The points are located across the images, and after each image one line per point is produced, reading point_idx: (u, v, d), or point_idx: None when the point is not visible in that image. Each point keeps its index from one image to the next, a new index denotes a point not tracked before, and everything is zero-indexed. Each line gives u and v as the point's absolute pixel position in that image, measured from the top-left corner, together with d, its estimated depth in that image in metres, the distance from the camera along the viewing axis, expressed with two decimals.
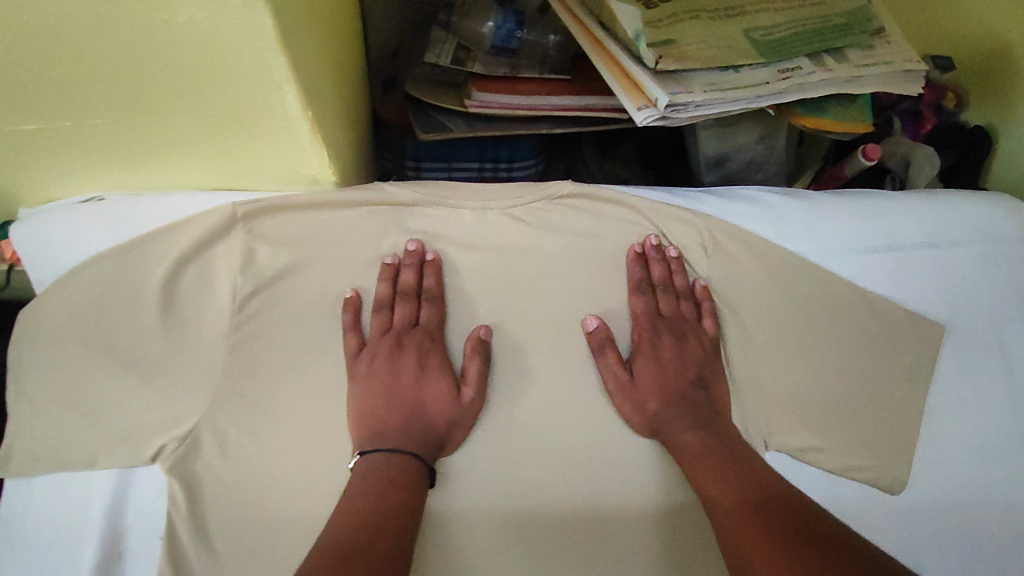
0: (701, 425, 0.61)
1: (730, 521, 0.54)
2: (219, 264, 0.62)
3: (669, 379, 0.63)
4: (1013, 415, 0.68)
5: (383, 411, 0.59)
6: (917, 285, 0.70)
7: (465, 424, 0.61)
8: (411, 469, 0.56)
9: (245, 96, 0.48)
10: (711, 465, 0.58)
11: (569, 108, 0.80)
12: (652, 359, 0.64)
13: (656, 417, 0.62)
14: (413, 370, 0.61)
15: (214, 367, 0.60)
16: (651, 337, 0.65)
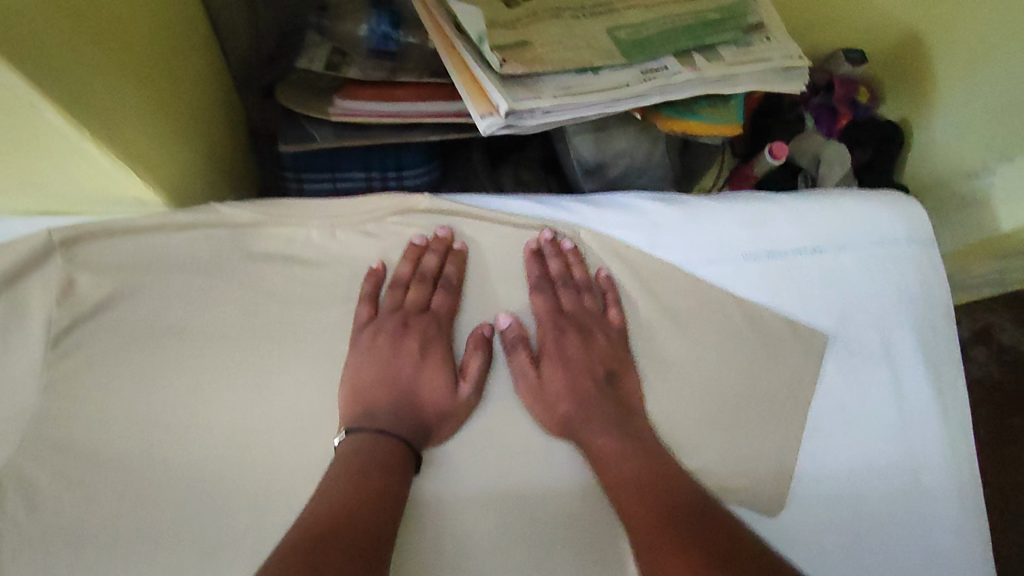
0: (616, 425, 0.58)
1: (640, 517, 0.51)
2: (35, 297, 0.57)
3: (579, 377, 0.60)
4: (897, 426, 0.65)
5: (379, 379, 0.57)
6: (800, 294, 0.66)
7: (454, 420, 0.58)
8: (388, 455, 0.53)
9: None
10: (622, 459, 0.56)
11: (444, 115, 0.75)
12: (558, 359, 0.61)
13: (565, 418, 0.59)
14: (415, 343, 0.59)
15: (26, 411, 0.55)
16: (557, 334, 0.62)
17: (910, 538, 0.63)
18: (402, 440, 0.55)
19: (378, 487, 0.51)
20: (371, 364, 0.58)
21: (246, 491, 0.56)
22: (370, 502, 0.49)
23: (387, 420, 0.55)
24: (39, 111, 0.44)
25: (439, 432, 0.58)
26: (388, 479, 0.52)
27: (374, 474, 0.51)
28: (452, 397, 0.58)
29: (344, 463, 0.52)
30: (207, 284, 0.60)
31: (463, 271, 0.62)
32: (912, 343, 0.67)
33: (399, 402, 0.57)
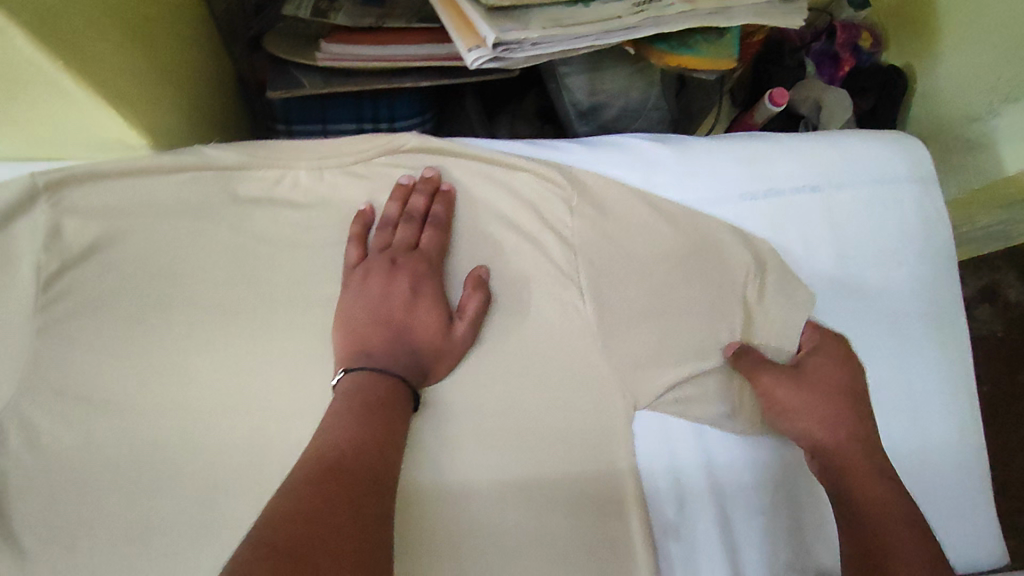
0: (870, 456, 0.57)
1: (885, 512, 0.54)
2: (23, 243, 0.56)
3: (847, 400, 0.59)
4: (896, 366, 0.65)
5: (372, 318, 0.56)
6: (800, 234, 0.65)
7: (450, 358, 0.57)
8: (390, 395, 0.52)
9: None
10: (873, 475, 0.56)
11: (428, 58, 0.72)
12: (817, 377, 0.60)
13: (829, 453, 0.58)
14: (406, 282, 0.57)
15: (20, 354, 0.55)
16: (826, 361, 0.61)
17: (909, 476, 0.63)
18: (400, 379, 0.53)
19: (370, 444, 0.48)
20: (366, 309, 0.56)
21: (240, 437, 0.56)
22: (365, 456, 0.47)
23: (380, 357, 0.54)
24: (10, 44, 0.41)
25: (429, 370, 0.56)
26: (377, 436, 0.49)
27: (362, 428, 0.48)
28: (446, 336, 0.56)
29: (333, 420, 0.49)
30: (197, 233, 0.59)
31: (451, 210, 0.61)
32: (913, 283, 0.66)
33: (388, 337, 0.55)
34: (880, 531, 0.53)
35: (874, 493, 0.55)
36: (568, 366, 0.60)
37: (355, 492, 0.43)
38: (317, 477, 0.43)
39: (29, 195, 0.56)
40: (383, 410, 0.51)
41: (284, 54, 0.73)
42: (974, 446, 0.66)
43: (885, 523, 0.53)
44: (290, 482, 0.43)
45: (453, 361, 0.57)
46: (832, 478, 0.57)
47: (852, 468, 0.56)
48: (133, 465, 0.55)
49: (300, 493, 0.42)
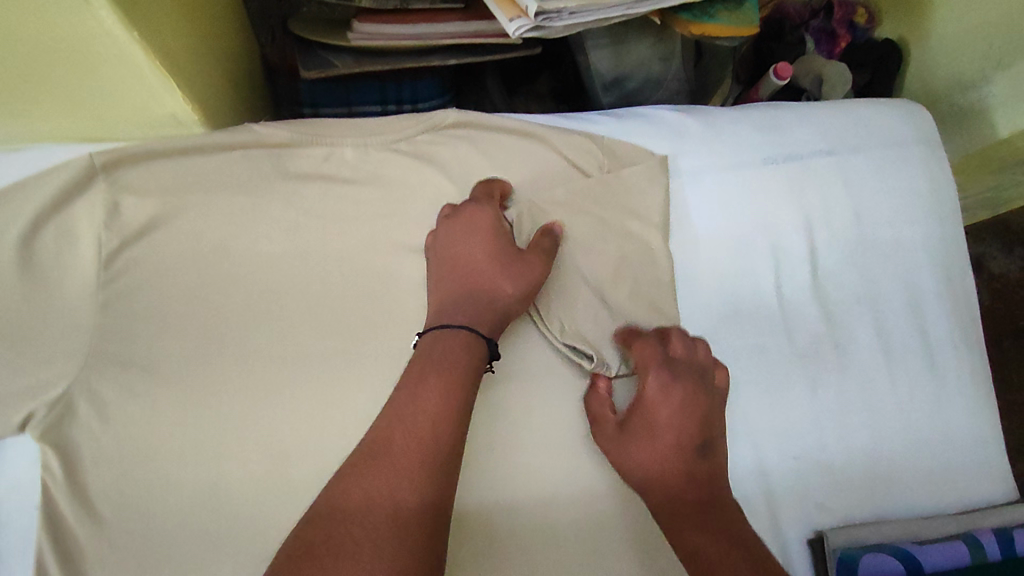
0: (699, 488, 0.52)
1: (704, 561, 0.48)
2: (83, 221, 0.58)
3: (681, 427, 0.54)
4: (914, 316, 0.68)
5: (461, 289, 0.56)
6: (817, 193, 0.69)
7: (530, 294, 0.57)
8: (464, 344, 0.52)
9: (54, 17, 0.44)
10: (696, 522, 0.51)
11: (456, 36, 0.75)
12: (659, 400, 0.55)
13: (655, 482, 0.53)
14: (483, 239, 0.58)
15: (85, 328, 0.57)
16: (664, 382, 0.55)
17: (937, 419, 0.66)
18: (490, 342, 0.53)
19: (432, 427, 0.46)
20: (455, 287, 0.56)
21: (303, 403, 0.58)
22: (424, 440, 0.45)
23: (471, 315, 0.54)
24: (92, 10, 0.44)
25: (517, 315, 0.57)
26: (438, 417, 0.47)
27: (421, 407, 0.47)
28: (523, 273, 0.57)
29: (405, 391, 0.48)
30: (252, 209, 0.61)
31: (511, 198, 0.63)
32: (923, 237, 0.70)
33: (477, 301, 0.55)
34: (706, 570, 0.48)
35: (690, 540, 0.50)
36: (609, 325, 0.63)
37: (396, 475, 0.43)
38: (360, 461, 0.44)
39: (89, 173, 0.58)
40: (454, 388, 0.49)
41: (315, 36, 0.75)
42: (984, 389, 0.68)
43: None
44: (342, 467, 0.45)
45: (536, 299, 0.58)
46: (657, 513, 0.53)
47: (672, 497, 0.52)
48: (201, 433, 0.56)
49: (344, 478, 0.43)
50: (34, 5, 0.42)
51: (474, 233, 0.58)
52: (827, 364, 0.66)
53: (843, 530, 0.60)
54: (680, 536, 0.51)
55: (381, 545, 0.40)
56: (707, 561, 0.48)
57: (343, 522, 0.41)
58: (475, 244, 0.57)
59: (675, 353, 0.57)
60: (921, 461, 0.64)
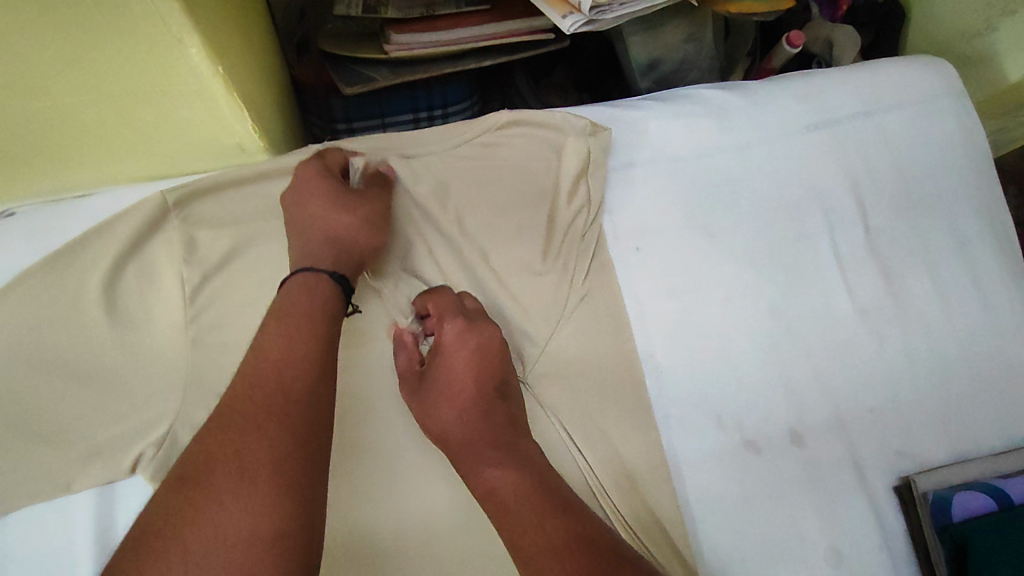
0: (501, 437, 0.54)
1: (507, 499, 0.50)
2: (162, 260, 0.59)
3: (478, 377, 0.56)
4: (965, 263, 0.71)
5: (308, 238, 0.56)
6: (861, 156, 0.71)
7: (355, 229, 0.57)
8: (311, 286, 0.53)
9: (143, 61, 0.46)
10: (495, 463, 0.52)
11: (490, 37, 0.77)
12: (450, 356, 0.56)
13: (455, 432, 0.54)
14: (309, 191, 0.58)
15: (178, 365, 0.57)
16: (457, 335, 0.57)
17: (997, 356, 0.69)
18: (333, 274, 0.55)
19: (291, 395, 0.46)
20: (297, 244, 0.56)
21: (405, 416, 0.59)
22: (285, 407, 0.45)
23: (314, 257, 0.56)
24: (182, 49, 0.46)
25: (361, 245, 0.58)
26: (301, 382, 0.47)
27: (279, 371, 0.47)
28: (340, 209, 0.57)
29: (254, 354, 0.48)
30: None
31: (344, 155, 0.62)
32: (965, 185, 0.73)
33: (314, 242, 0.56)
34: (510, 515, 0.49)
35: (484, 475, 0.52)
36: (682, 307, 0.65)
37: (252, 439, 0.43)
38: (211, 429, 0.44)
39: (162, 211, 0.58)
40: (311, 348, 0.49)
41: (351, 51, 0.76)
42: None
43: (506, 517, 0.49)
44: (195, 436, 0.44)
45: (377, 229, 0.59)
46: (456, 460, 0.54)
47: (484, 445, 0.53)
48: None
49: (199, 444, 0.43)
50: (129, 48, 0.45)
51: (306, 186, 0.58)
52: (890, 316, 0.68)
53: (932, 474, 0.62)
54: (483, 481, 0.52)
55: (242, 514, 0.40)
56: (513, 495, 0.50)
57: (196, 495, 0.40)
58: (305, 195, 0.58)
59: (468, 304, 0.60)
60: (988, 398, 0.67)
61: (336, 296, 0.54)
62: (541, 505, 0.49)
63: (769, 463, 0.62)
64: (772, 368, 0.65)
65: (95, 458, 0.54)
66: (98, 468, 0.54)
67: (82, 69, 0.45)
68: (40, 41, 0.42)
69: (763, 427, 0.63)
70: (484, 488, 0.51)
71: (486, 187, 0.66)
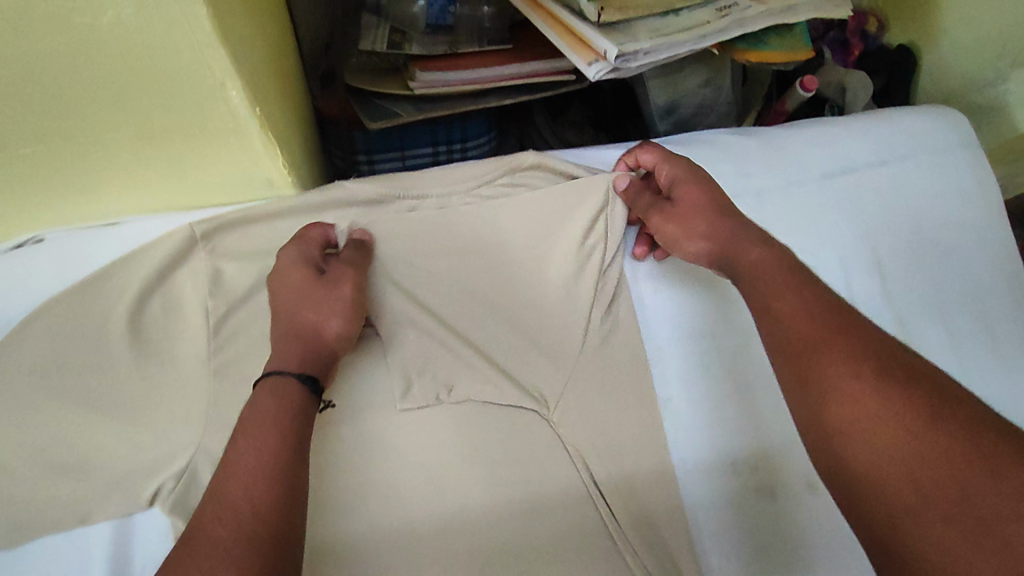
0: (784, 266, 0.52)
1: (804, 333, 0.47)
2: (188, 291, 0.59)
3: (711, 189, 0.60)
4: (979, 314, 0.72)
5: (282, 333, 0.54)
6: (876, 204, 0.72)
7: (328, 319, 0.55)
8: (281, 391, 0.49)
9: (184, 100, 0.47)
10: (805, 305, 0.49)
11: (512, 77, 0.78)
12: (689, 181, 0.61)
13: (714, 249, 0.57)
14: (287, 279, 0.56)
15: (199, 398, 0.57)
16: (690, 170, 0.62)
17: (1013, 408, 0.69)
18: (301, 375, 0.51)
19: (261, 508, 0.42)
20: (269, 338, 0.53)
21: (424, 456, 0.58)
22: (260, 511, 0.42)
23: (280, 356, 0.52)
24: (223, 91, 0.47)
25: (332, 336, 0.55)
26: (272, 492, 0.43)
27: (249, 483, 0.43)
28: (315, 299, 0.55)
29: (224, 465, 0.44)
30: None
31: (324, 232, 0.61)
32: (978, 237, 0.74)
33: (285, 338, 0.53)
34: (822, 366, 0.45)
35: (751, 256, 0.54)
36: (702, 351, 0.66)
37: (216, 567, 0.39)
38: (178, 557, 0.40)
39: (189, 244, 0.59)
40: (285, 443, 0.46)
41: (376, 87, 0.77)
42: None
43: (828, 380, 0.44)
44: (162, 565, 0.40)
45: (351, 317, 0.57)
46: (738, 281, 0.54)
47: (757, 276, 0.53)
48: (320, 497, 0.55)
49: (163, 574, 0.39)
50: (170, 89, 0.46)
51: (284, 278, 0.56)
52: None
53: None
54: (772, 308, 0.50)
55: None
56: (768, 271, 0.52)
57: None
58: (281, 287, 0.56)
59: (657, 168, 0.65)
60: None
61: (305, 402, 0.50)
62: (827, 313, 0.47)
63: (786, 510, 0.62)
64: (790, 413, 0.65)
65: (113, 490, 0.54)
66: (115, 500, 0.54)
67: (122, 106, 0.46)
68: (83, 78, 0.43)
69: (779, 473, 0.63)
70: (785, 313, 0.49)
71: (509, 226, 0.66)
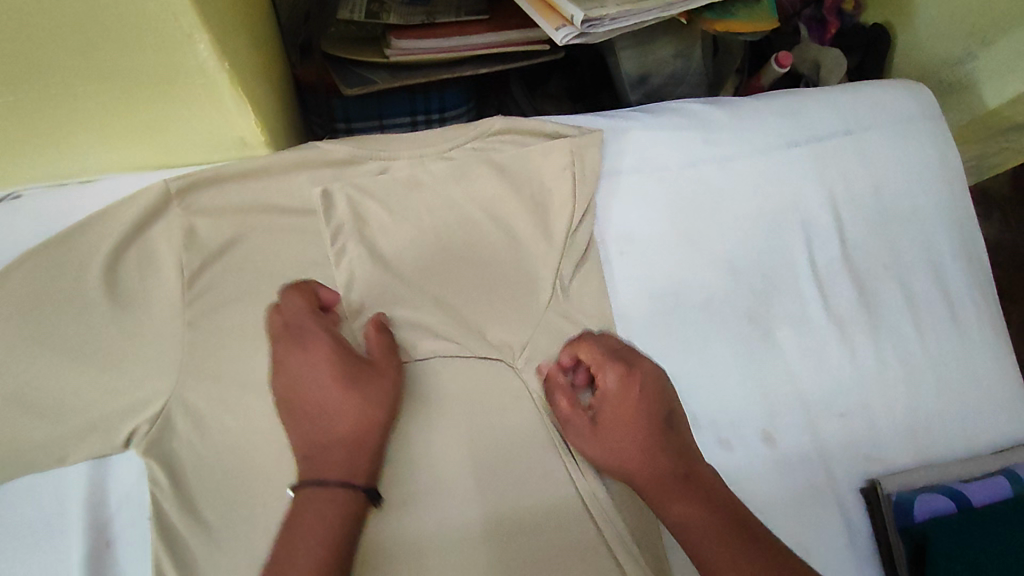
0: (698, 492, 0.54)
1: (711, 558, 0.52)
2: (162, 246, 0.61)
3: (642, 416, 0.56)
4: (936, 278, 0.74)
5: (303, 441, 0.52)
6: (839, 172, 0.74)
7: (358, 413, 0.53)
8: (325, 498, 0.49)
9: (154, 53, 0.49)
10: (714, 535, 0.52)
11: (487, 46, 0.80)
12: (626, 384, 0.57)
13: (638, 482, 0.56)
14: (297, 362, 0.53)
15: (172, 349, 0.58)
16: (623, 373, 0.58)
17: (964, 366, 0.71)
18: (349, 486, 0.50)
19: None
20: (292, 435, 0.52)
21: (388, 403, 0.61)
22: None
23: (327, 466, 0.51)
24: (191, 43, 0.49)
25: (361, 432, 0.52)
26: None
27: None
28: (339, 395, 0.52)
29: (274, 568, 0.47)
30: (318, 224, 0.64)
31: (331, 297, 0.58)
32: (938, 204, 0.76)
33: (316, 445, 0.51)
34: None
35: (674, 513, 0.54)
36: (665, 310, 0.68)
37: None
38: None
39: (164, 200, 0.60)
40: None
41: (352, 54, 0.79)
42: (999, 336, 0.74)
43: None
44: None
45: (382, 404, 0.54)
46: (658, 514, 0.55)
47: (674, 494, 0.54)
48: (292, 441, 0.59)
49: None
50: (138, 41, 0.47)
51: (291, 359, 0.53)
52: (863, 324, 0.71)
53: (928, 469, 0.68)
54: (676, 515, 0.54)
55: None
56: (698, 533, 0.53)
57: None
58: (289, 371, 0.53)
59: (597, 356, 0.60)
60: (953, 406, 0.70)
61: (354, 510, 0.50)
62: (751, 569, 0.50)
63: (742, 461, 0.65)
64: (747, 372, 0.68)
65: (89, 432, 0.56)
66: (92, 442, 0.56)
67: (90, 57, 0.48)
68: (52, 27, 0.44)
69: (735, 426, 0.66)
70: (678, 522, 0.54)
71: (479, 188, 0.67)
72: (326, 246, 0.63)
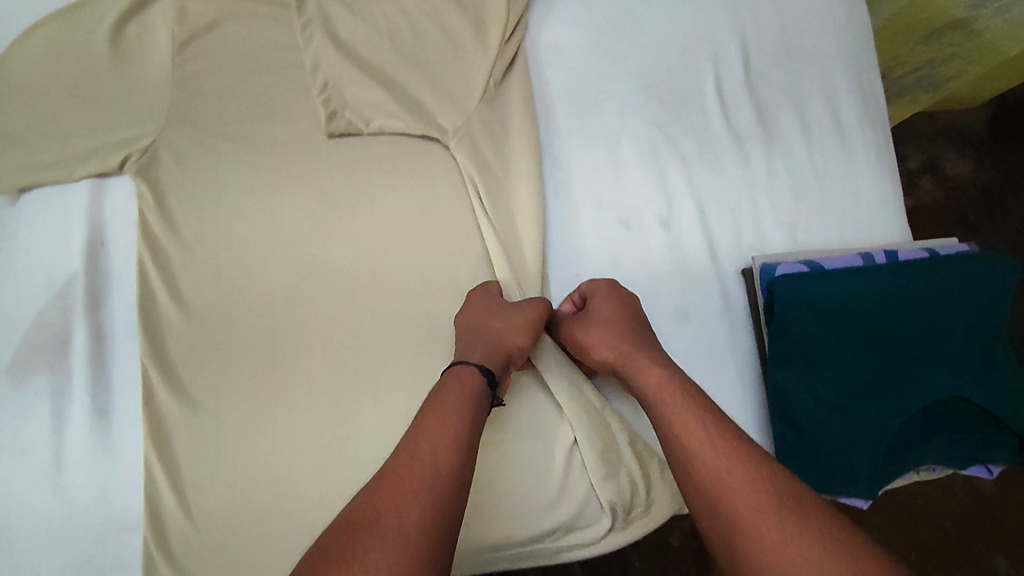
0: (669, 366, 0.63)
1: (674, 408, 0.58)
2: (157, 22, 0.73)
3: (622, 312, 0.68)
4: (829, 104, 0.84)
5: (467, 343, 0.64)
6: (748, 11, 0.85)
7: (490, 346, 0.63)
8: (463, 374, 0.59)
9: None
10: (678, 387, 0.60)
11: None
12: (612, 296, 0.69)
13: (618, 362, 0.65)
14: (494, 301, 0.67)
15: (162, 100, 0.71)
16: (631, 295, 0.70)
17: (845, 179, 0.82)
18: (479, 367, 0.60)
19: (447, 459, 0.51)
20: (461, 347, 0.64)
21: (339, 163, 0.73)
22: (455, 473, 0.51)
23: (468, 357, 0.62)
24: None
25: (513, 346, 0.64)
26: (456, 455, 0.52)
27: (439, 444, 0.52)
28: (505, 314, 0.65)
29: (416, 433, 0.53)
30: (290, 17, 0.76)
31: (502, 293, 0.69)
32: (838, 43, 0.86)
33: (480, 347, 0.63)
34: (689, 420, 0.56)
35: (647, 379, 0.62)
36: (581, 111, 0.80)
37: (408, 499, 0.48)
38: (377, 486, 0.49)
39: None
40: (455, 449, 0.52)
41: None
42: (882, 155, 0.84)
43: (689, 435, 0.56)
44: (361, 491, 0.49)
45: (531, 330, 0.65)
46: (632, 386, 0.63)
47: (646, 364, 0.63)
48: (257, 183, 0.71)
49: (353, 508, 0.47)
50: None
51: (476, 304, 0.67)
52: (757, 135, 0.81)
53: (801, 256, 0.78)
54: (646, 379, 0.62)
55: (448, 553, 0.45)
56: (665, 389, 0.60)
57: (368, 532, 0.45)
58: (477, 311, 0.66)
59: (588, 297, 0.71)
60: (831, 210, 0.80)
61: (482, 392, 0.59)
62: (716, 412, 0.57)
63: (636, 237, 0.76)
64: (649, 167, 0.79)
65: (91, 156, 0.69)
66: (93, 163, 0.69)
67: None
68: None
69: (634, 210, 0.77)
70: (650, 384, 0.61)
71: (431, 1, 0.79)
72: (296, 36, 0.75)
